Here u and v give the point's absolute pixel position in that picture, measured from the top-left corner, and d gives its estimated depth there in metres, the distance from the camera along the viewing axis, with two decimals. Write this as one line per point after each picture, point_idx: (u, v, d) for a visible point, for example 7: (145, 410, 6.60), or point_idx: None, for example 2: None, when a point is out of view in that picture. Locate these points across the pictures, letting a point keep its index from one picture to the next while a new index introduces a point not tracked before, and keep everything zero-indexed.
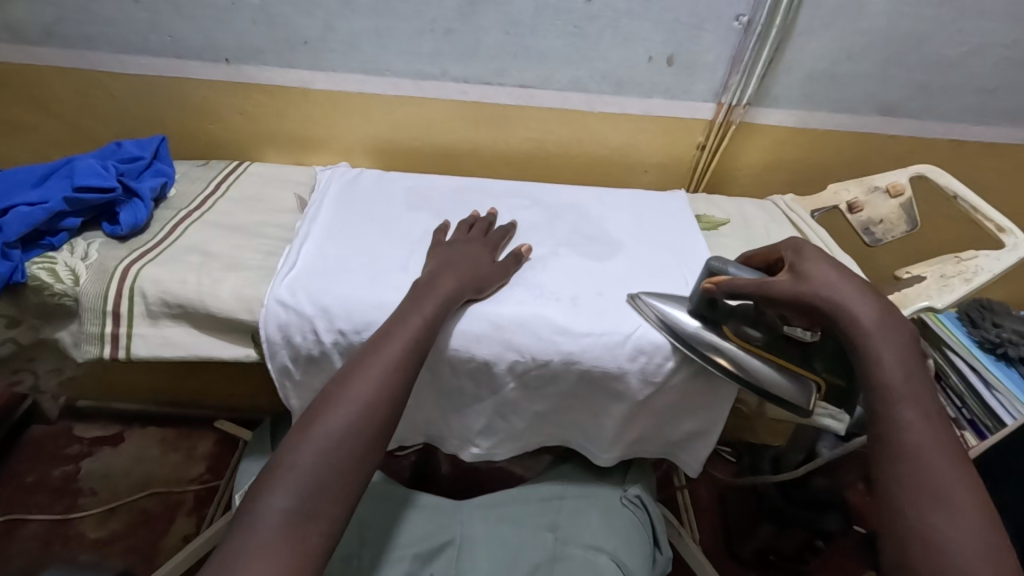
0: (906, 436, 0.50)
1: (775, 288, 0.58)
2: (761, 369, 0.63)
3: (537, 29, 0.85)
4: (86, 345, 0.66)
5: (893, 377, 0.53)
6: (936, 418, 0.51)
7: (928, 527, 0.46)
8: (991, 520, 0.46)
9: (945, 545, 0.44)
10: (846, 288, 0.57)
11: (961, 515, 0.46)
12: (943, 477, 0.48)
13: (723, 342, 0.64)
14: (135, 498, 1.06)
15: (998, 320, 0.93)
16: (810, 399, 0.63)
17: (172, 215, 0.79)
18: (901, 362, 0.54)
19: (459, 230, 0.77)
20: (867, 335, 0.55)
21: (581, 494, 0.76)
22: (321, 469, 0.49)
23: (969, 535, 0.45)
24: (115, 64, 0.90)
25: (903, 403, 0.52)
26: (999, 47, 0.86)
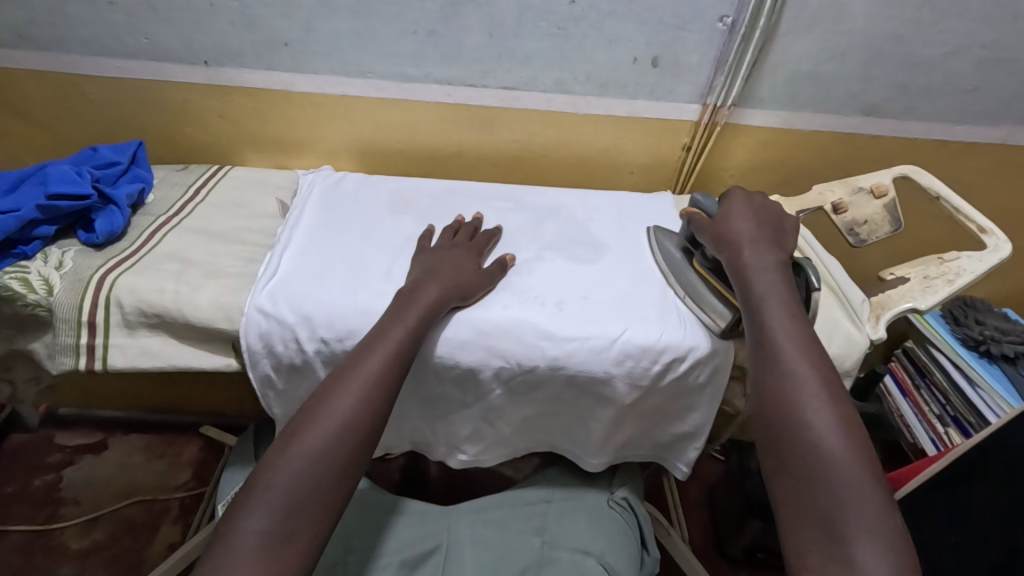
0: (770, 331, 0.58)
1: (695, 223, 0.72)
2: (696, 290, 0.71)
3: (520, 30, 0.85)
4: (61, 356, 0.65)
5: (763, 285, 0.61)
6: (796, 313, 0.59)
7: (789, 402, 0.53)
8: (837, 386, 0.54)
9: (801, 412, 0.52)
10: (737, 217, 0.69)
11: (814, 387, 0.53)
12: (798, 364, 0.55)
13: (680, 265, 0.74)
14: (118, 507, 1.04)
15: (981, 317, 0.97)
16: (723, 323, 0.67)
17: (150, 222, 0.78)
18: (769, 271, 0.63)
19: (443, 235, 0.76)
20: (746, 255, 0.65)
21: (568, 498, 0.76)
22: (296, 488, 0.48)
23: (819, 402, 0.52)
24: (91, 66, 0.88)
25: (769, 303, 0.60)
26: (979, 48, 0.86)
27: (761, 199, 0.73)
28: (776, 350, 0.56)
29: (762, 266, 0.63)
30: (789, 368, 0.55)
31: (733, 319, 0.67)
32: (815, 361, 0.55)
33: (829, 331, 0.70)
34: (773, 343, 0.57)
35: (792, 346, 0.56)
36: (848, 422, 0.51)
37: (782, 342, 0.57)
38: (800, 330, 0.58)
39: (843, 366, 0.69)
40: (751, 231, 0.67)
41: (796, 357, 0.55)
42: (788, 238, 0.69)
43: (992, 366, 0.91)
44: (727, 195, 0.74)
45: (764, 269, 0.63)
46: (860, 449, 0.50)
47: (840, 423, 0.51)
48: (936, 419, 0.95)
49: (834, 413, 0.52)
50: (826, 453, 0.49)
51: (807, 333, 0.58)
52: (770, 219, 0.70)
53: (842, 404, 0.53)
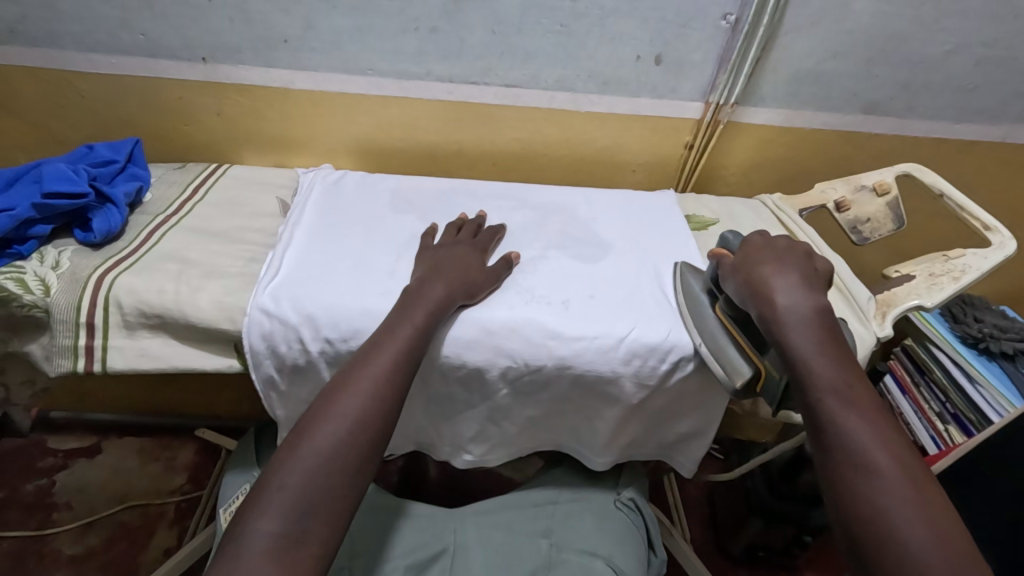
0: (831, 413, 0.53)
1: (723, 264, 0.68)
2: (712, 336, 0.65)
3: (522, 27, 0.84)
4: (58, 359, 0.64)
5: (808, 355, 0.56)
6: (857, 390, 0.54)
7: (873, 507, 0.47)
8: (925, 483, 0.48)
9: (889, 518, 0.46)
10: (764, 266, 0.65)
11: (899, 486, 0.47)
12: (872, 454, 0.50)
13: (700, 306, 0.69)
14: (113, 512, 1.02)
15: (980, 314, 0.99)
16: (737, 379, 0.61)
17: (147, 221, 0.76)
18: (815, 338, 0.58)
19: (446, 232, 0.75)
20: (782, 315, 0.60)
21: (574, 499, 0.76)
22: (308, 492, 0.47)
23: (910, 505, 0.46)
24: (85, 63, 0.86)
25: (826, 383, 0.54)
26: (979, 47, 0.87)
27: (787, 245, 0.69)
28: (845, 443, 0.51)
29: (799, 324, 0.59)
30: (867, 465, 0.49)
31: (749, 377, 0.60)
32: (894, 455, 0.49)
33: None
34: (841, 434, 0.51)
35: (863, 437, 0.51)
36: (946, 528, 0.45)
37: (851, 434, 0.51)
38: (868, 415, 0.52)
39: None
40: (782, 281, 0.63)
41: (871, 451, 0.50)
42: (822, 288, 0.64)
43: (992, 363, 0.92)
44: (749, 242, 0.70)
45: (810, 337, 0.58)
46: (961, 553, 0.43)
47: (936, 528, 0.45)
48: (936, 416, 0.94)
49: (928, 519, 0.45)
50: (931, 569, 0.42)
51: (877, 418, 0.52)
52: (803, 268, 0.65)
53: (935, 505, 0.46)
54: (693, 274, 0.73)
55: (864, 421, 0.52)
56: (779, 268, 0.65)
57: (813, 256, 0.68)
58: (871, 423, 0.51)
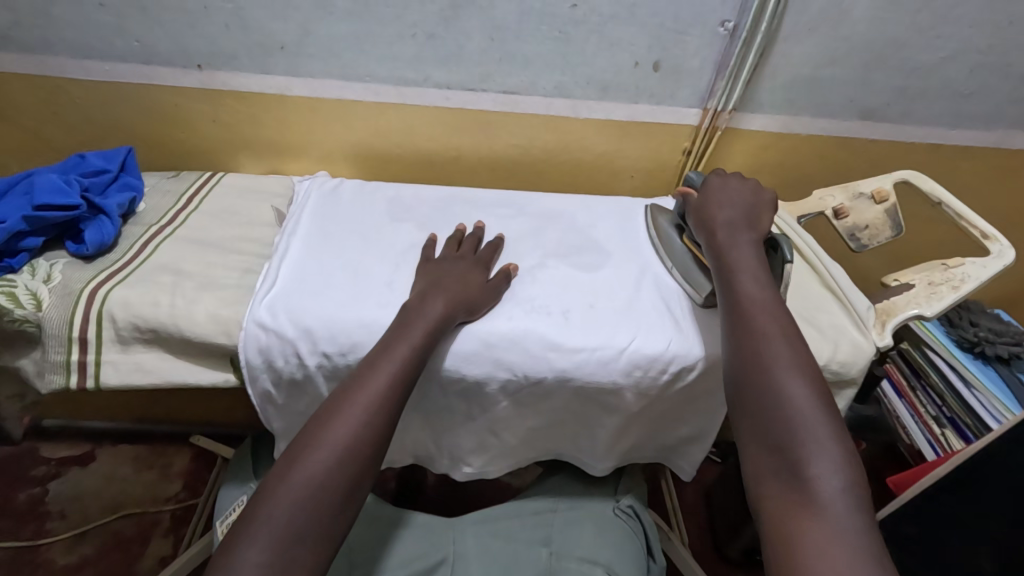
0: (739, 294, 0.60)
1: (686, 203, 0.74)
2: (682, 263, 0.75)
3: (521, 34, 0.83)
4: (50, 374, 0.63)
5: (731, 255, 0.63)
6: (765, 280, 0.60)
7: (752, 349, 0.54)
8: (799, 337, 0.56)
9: (763, 355, 0.53)
10: (716, 200, 0.70)
11: (776, 335, 0.55)
12: (765, 322, 0.56)
13: (669, 239, 0.79)
14: (107, 521, 1.01)
15: (975, 318, 0.99)
16: (702, 293, 0.71)
17: (141, 232, 0.75)
18: (742, 248, 0.64)
19: (447, 245, 0.74)
20: (718, 229, 0.67)
21: (572, 507, 0.75)
22: (295, 521, 0.46)
23: (783, 353, 0.53)
24: (77, 70, 0.85)
25: (739, 271, 0.62)
26: (975, 53, 0.87)
27: (740, 180, 0.73)
28: (740, 309, 0.58)
29: (736, 241, 0.65)
30: (754, 322, 0.56)
31: (710, 291, 0.70)
32: (778, 316, 0.57)
33: (835, 338, 0.70)
34: (739, 302, 0.59)
35: (759, 305, 0.58)
36: (807, 364, 0.53)
37: (748, 303, 0.58)
38: (766, 291, 0.60)
39: (850, 373, 0.69)
40: (729, 215, 0.68)
41: (760, 313, 0.57)
42: (767, 218, 0.69)
43: (989, 367, 0.93)
44: (707, 179, 0.74)
45: (735, 243, 0.65)
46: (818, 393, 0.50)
47: (805, 377, 0.52)
48: (932, 420, 0.94)
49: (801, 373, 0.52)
50: (786, 397, 0.50)
51: (772, 293, 0.59)
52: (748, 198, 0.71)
53: (803, 350, 0.54)
54: (662, 214, 0.83)
55: (764, 300, 0.58)
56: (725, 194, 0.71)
57: (761, 189, 0.72)
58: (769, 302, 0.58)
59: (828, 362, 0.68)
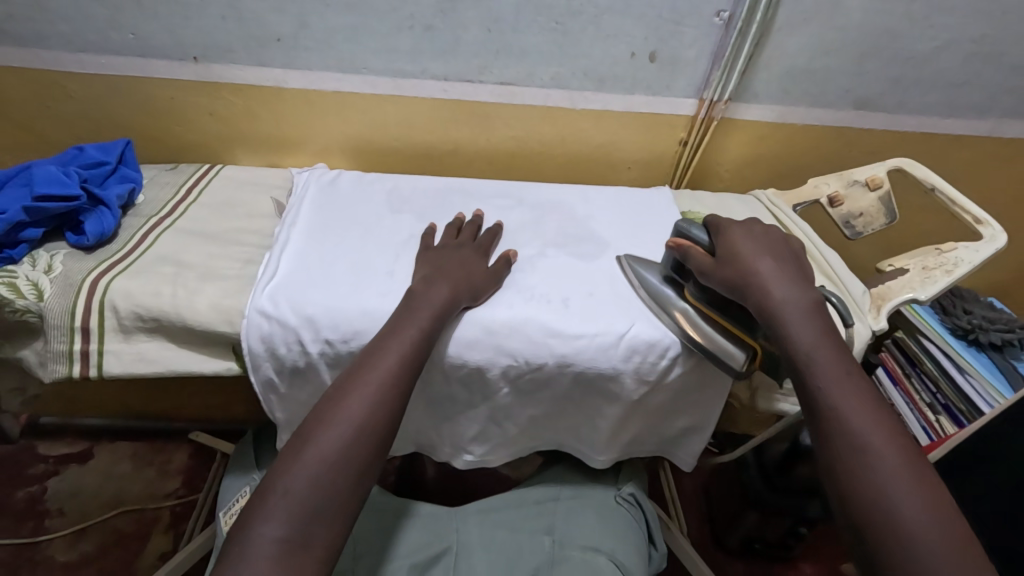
0: (827, 395, 0.53)
1: (693, 258, 0.65)
2: (696, 324, 0.66)
3: (518, 25, 0.84)
4: (53, 364, 0.63)
5: (804, 340, 0.56)
6: (851, 375, 0.54)
7: (870, 486, 0.47)
8: (914, 456, 0.49)
9: (884, 493, 0.47)
10: (759, 261, 0.63)
11: (893, 463, 0.48)
12: (866, 435, 0.50)
13: (668, 299, 0.69)
14: (107, 518, 1.01)
15: (969, 306, 1.00)
16: (739, 365, 0.63)
17: (141, 224, 0.75)
18: (813, 330, 0.57)
19: (447, 233, 0.75)
20: (777, 302, 0.59)
21: (575, 495, 0.76)
22: (313, 495, 0.47)
23: (900, 477, 0.47)
24: (73, 63, 0.85)
25: (823, 370, 0.54)
26: (968, 43, 0.88)
27: (761, 229, 0.67)
28: (840, 423, 0.51)
29: (797, 318, 0.58)
30: (862, 444, 0.49)
31: (750, 357, 0.63)
32: (886, 432, 0.50)
33: None
34: (837, 416, 0.52)
35: (860, 420, 0.51)
36: (938, 502, 0.46)
37: (847, 416, 0.51)
38: (862, 395, 0.53)
39: None
40: (774, 276, 0.61)
41: (865, 429, 0.50)
42: (809, 270, 0.64)
43: (982, 355, 0.94)
44: (732, 230, 0.66)
45: (808, 327, 0.57)
46: (953, 527, 0.45)
47: (931, 506, 0.46)
48: (927, 407, 0.95)
49: (927, 500, 0.46)
50: (919, 538, 0.44)
51: (871, 401, 0.52)
52: (792, 260, 0.64)
53: (927, 480, 0.47)
54: (646, 266, 0.73)
55: (856, 401, 0.52)
56: (773, 256, 0.64)
57: (785, 236, 0.68)
58: (863, 403, 0.52)
59: None
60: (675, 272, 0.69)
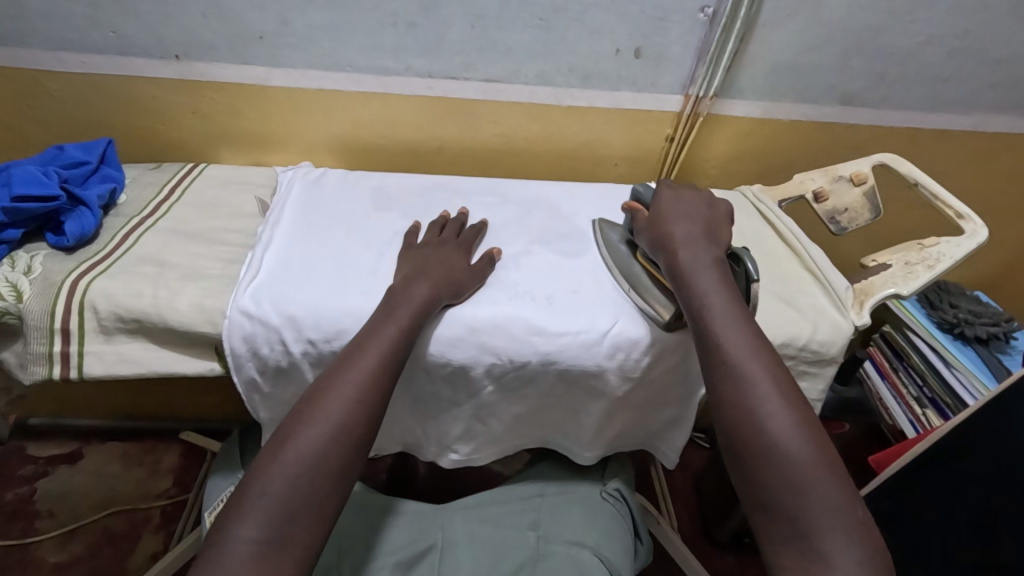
0: (714, 330, 0.56)
1: (635, 220, 0.71)
2: (640, 283, 0.70)
3: (502, 22, 0.83)
4: (33, 365, 0.63)
5: (701, 284, 0.59)
6: (740, 312, 0.57)
7: (746, 411, 0.51)
8: (786, 379, 0.52)
9: (759, 418, 0.50)
10: (674, 221, 0.67)
11: (769, 391, 0.51)
12: (746, 363, 0.53)
13: (622, 258, 0.74)
14: (96, 518, 1.00)
15: (955, 300, 1.01)
16: (667, 315, 0.66)
17: (122, 224, 0.75)
18: (712, 276, 0.60)
19: (430, 231, 0.75)
20: (681, 253, 0.62)
21: (560, 491, 0.76)
22: (290, 496, 0.47)
23: (775, 402, 0.50)
24: (54, 62, 0.84)
25: (715, 313, 0.56)
26: (951, 38, 0.88)
27: (693, 195, 0.71)
28: (724, 357, 0.54)
29: (700, 267, 0.61)
30: (742, 376, 0.52)
31: (676, 311, 0.65)
32: (766, 364, 0.53)
33: (816, 319, 0.71)
34: (723, 352, 0.54)
35: (741, 350, 0.54)
36: (805, 421, 0.50)
37: (734, 352, 0.54)
38: (748, 333, 0.55)
39: (829, 353, 0.70)
40: (688, 235, 0.65)
41: (747, 363, 0.53)
42: (724, 230, 0.67)
43: (967, 348, 0.94)
44: (658, 195, 0.71)
45: (706, 276, 0.60)
46: (816, 441, 0.48)
47: (798, 424, 0.49)
48: (914, 401, 0.95)
49: (795, 419, 0.49)
50: (786, 454, 0.48)
51: (754, 335, 0.55)
52: (704, 219, 0.68)
53: (799, 404, 0.51)
54: (612, 227, 0.79)
55: (741, 334, 0.55)
56: (685, 218, 0.67)
57: (714, 201, 0.71)
58: (746, 336, 0.55)
59: (807, 342, 0.69)
60: (631, 233, 0.75)
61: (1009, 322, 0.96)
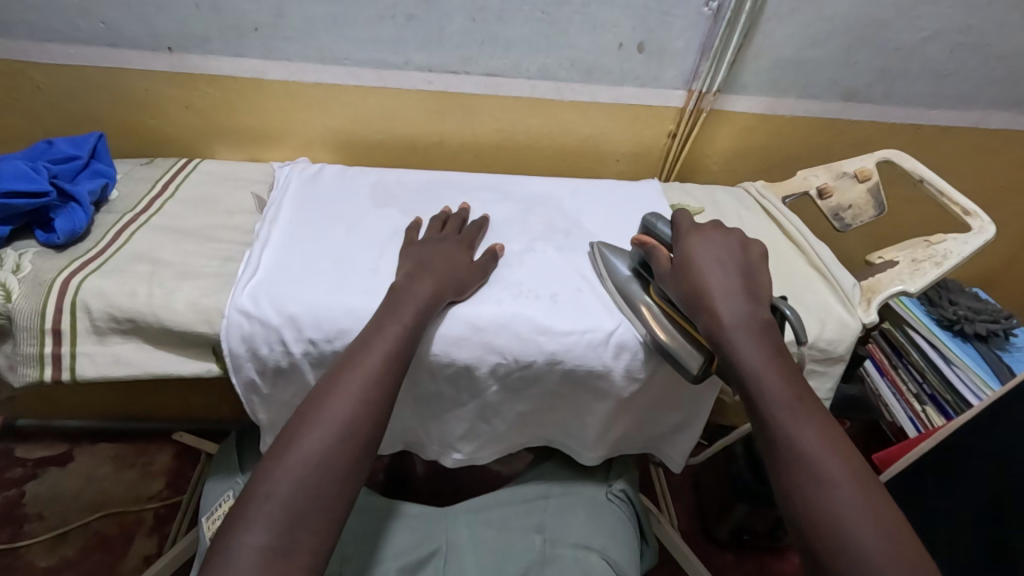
0: (779, 421, 0.51)
1: (656, 261, 0.65)
2: (659, 321, 0.64)
3: (503, 14, 0.82)
4: (23, 367, 0.61)
5: (755, 362, 0.55)
6: (802, 397, 0.53)
7: (829, 521, 0.46)
8: (867, 479, 0.48)
9: (846, 528, 0.45)
10: (707, 273, 0.61)
11: (851, 493, 0.47)
12: (820, 461, 0.49)
13: (631, 292, 0.67)
14: (87, 522, 0.98)
15: (955, 297, 1.01)
16: (696, 365, 0.60)
17: (114, 220, 0.73)
18: (763, 350, 0.55)
19: (432, 226, 0.74)
20: (726, 321, 0.57)
21: (566, 492, 0.75)
22: (296, 501, 0.45)
23: (859, 510, 0.46)
24: (40, 54, 0.82)
25: (774, 397, 0.53)
26: (955, 34, 0.88)
27: (722, 235, 0.66)
28: (794, 453, 0.50)
29: (747, 336, 0.56)
30: (818, 476, 0.48)
31: (705, 360, 0.60)
32: (841, 460, 0.49)
33: (823, 316, 0.70)
34: (792, 447, 0.50)
35: (812, 444, 0.50)
36: (896, 531, 0.45)
37: (804, 446, 0.50)
38: (814, 420, 0.51)
39: (837, 351, 0.69)
40: (728, 293, 0.60)
41: (822, 460, 0.49)
42: (762, 278, 0.63)
43: (967, 345, 0.95)
44: (684, 238, 0.66)
45: (758, 349, 0.56)
46: (911, 555, 0.43)
47: (890, 536, 0.44)
48: (913, 397, 0.94)
49: (885, 529, 0.45)
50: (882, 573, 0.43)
51: (823, 425, 0.51)
52: (743, 272, 0.62)
53: (883, 505, 0.46)
54: (614, 254, 0.72)
55: (808, 425, 0.51)
56: (725, 272, 0.62)
57: (747, 242, 0.66)
58: (815, 427, 0.51)
59: (816, 340, 0.69)
60: (640, 266, 0.69)
61: (1009, 319, 0.96)
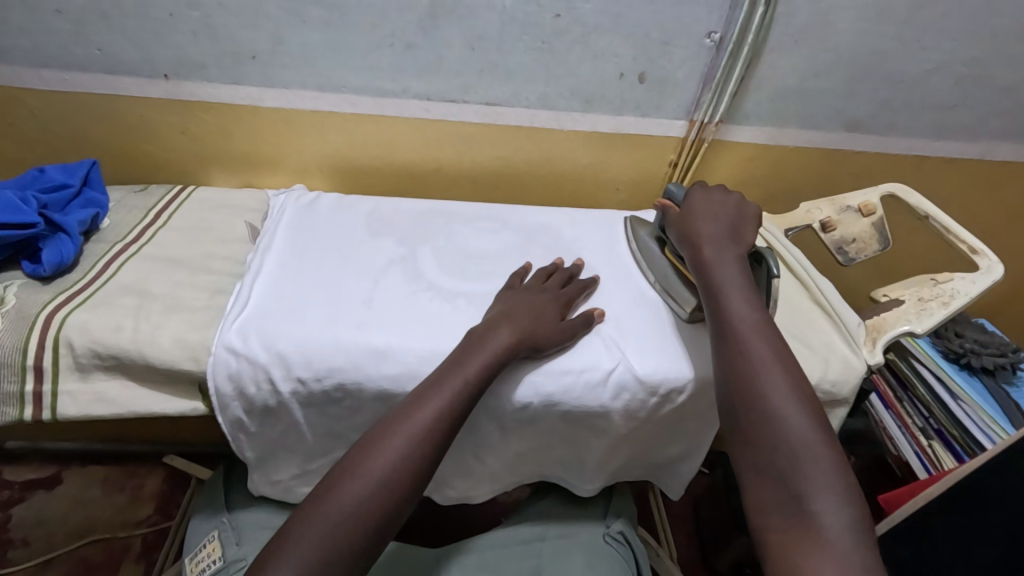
0: (726, 300, 0.60)
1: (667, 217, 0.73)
2: (668, 277, 0.73)
3: (503, 43, 0.81)
4: (4, 406, 0.59)
5: (716, 257, 0.64)
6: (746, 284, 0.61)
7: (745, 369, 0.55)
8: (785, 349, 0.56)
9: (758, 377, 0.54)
10: (701, 216, 0.69)
11: (766, 354, 0.55)
12: (748, 327, 0.57)
13: (651, 253, 0.77)
14: (72, 549, 0.96)
15: (961, 330, 0.99)
16: (688, 308, 0.69)
17: (104, 250, 0.71)
18: (726, 249, 0.64)
19: (537, 275, 0.72)
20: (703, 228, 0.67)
21: (563, 535, 0.73)
22: (326, 551, 0.45)
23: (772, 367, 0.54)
24: (35, 80, 0.81)
25: (746, 337, 0.57)
26: (958, 66, 0.87)
27: (725, 193, 0.72)
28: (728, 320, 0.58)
29: (722, 259, 0.64)
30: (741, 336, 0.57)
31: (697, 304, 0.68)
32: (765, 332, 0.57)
33: (827, 356, 0.69)
34: (728, 316, 0.59)
35: (743, 315, 0.58)
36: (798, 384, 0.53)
37: (737, 315, 0.58)
38: (753, 300, 0.60)
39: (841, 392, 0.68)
40: (714, 231, 0.67)
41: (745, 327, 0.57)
42: (751, 230, 0.68)
43: (974, 378, 0.92)
44: (689, 192, 0.73)
45: (734, 278, 0.62)
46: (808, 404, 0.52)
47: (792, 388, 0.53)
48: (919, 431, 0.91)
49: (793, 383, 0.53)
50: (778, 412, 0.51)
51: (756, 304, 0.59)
52: (734, 217, 0.69)
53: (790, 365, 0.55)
54: (643, 227, 0.82)
55: (745, 301, 0.59)
56: (722, 215, 0.69)
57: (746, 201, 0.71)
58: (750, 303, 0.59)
59: (819, 380, 0.67)
60: (660, 231, 0.78)
61: (1016, 353, 0.94)
